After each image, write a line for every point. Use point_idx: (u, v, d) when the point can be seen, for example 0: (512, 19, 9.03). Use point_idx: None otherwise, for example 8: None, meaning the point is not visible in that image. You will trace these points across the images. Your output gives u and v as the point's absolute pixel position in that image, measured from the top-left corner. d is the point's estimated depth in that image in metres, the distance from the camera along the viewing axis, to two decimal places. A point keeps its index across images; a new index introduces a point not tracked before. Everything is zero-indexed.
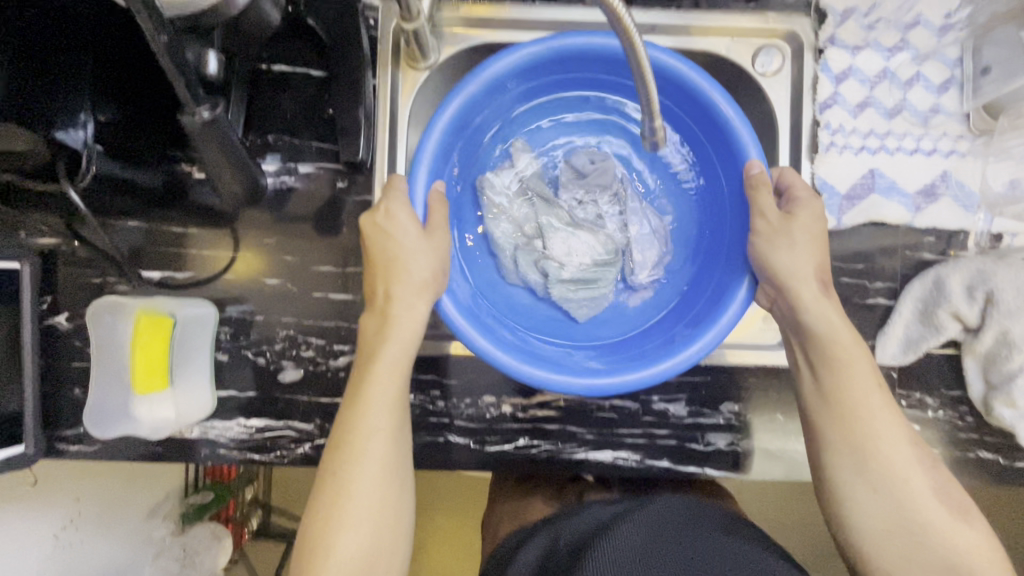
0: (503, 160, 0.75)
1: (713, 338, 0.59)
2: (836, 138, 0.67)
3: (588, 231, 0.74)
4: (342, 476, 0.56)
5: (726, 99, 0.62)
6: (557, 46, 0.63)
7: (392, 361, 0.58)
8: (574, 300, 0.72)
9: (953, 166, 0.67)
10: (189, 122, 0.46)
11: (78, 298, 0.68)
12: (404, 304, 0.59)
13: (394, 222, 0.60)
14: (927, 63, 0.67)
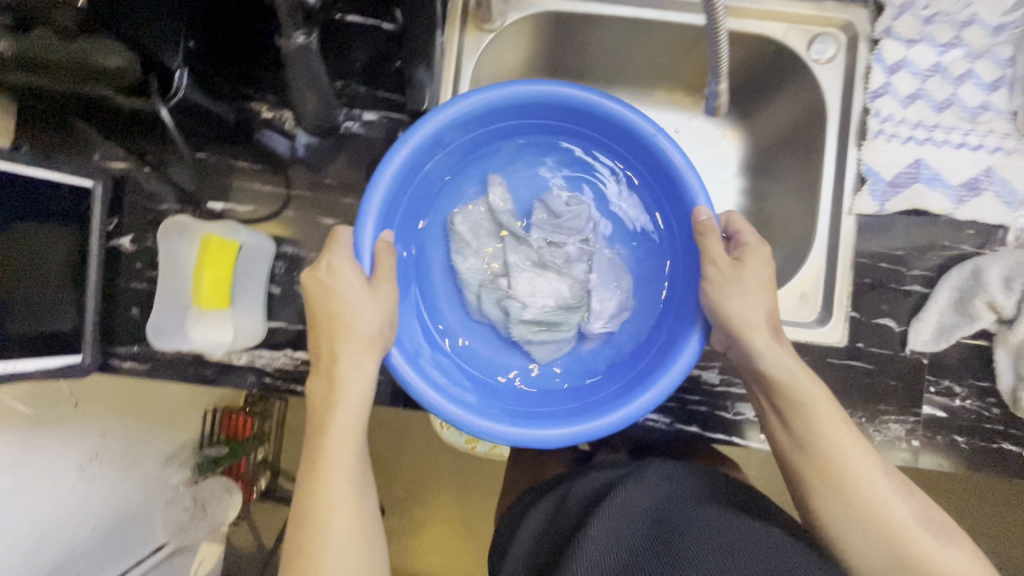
0: (474, 194, 0.75)
1: (667, 384, 0.61)
2: (885, 126, 0.69)
3: (554, 273, 0.74)
4: (311, 547, 0.54)
5: (682, 158, 0.64)
6: (512, 94, 0.64)
7: (343, 424, 0.59)
8: (537, 340, 0.72)
9: (998, 163, 0.68)
10: (284, 45, 0.49)
11: (144, 222, 0.71)
12: (351, 363, 0.59)
13: (339, 284, 0.60)
14: (979, 61, 0.69)
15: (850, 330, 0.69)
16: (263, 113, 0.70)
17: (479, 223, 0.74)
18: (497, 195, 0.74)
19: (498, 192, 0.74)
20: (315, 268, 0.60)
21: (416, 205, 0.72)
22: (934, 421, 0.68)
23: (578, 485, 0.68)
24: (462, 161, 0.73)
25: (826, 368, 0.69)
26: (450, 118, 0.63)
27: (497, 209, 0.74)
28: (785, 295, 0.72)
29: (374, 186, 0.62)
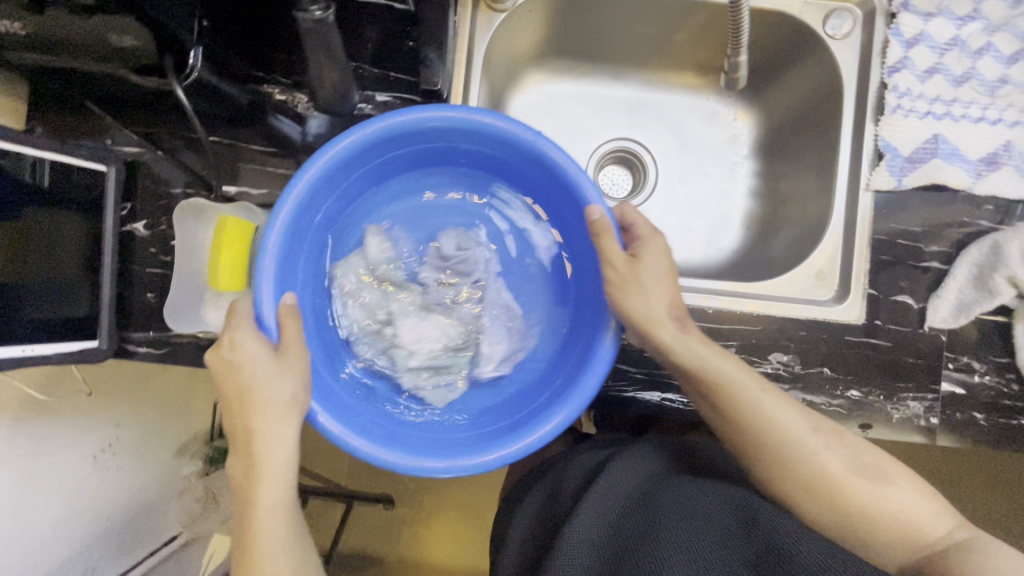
0: (355, 242, 0.69)
1: (571, 411, 0.57)
2: (903, 101, 0.68)
3: (441, 315, 0.70)
4: None
5: (571, 160, 0.60)
6: (398, 123, 0.59)
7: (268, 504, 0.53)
8: (429, 388, 0.67)
9: (1016, 137, 0.68)
10: (302, 21, 0.48)
11: (158, 206, 0.71)
12: (270, 436, 0.54)
13: (244, 360, 0.55)
14: (998, 34, 0.68)
15: (868, 307, 0.69)
16: (276, 95, 0.70)
17: (362, 273, 0.68)
18: (376, 241, 0.68)
19: (379, 237, 0.69)
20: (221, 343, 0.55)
21: (305, 263, 0.65)
22: (953, 397, 0.67)
23: (570, 469, 0.68)
24: (342, 210, 0.67)
25: (845, 345, 0.68)
26: (328, 161, 0.58)
27: (378, 256, 0.68)
28: (801, 273, 0.71)
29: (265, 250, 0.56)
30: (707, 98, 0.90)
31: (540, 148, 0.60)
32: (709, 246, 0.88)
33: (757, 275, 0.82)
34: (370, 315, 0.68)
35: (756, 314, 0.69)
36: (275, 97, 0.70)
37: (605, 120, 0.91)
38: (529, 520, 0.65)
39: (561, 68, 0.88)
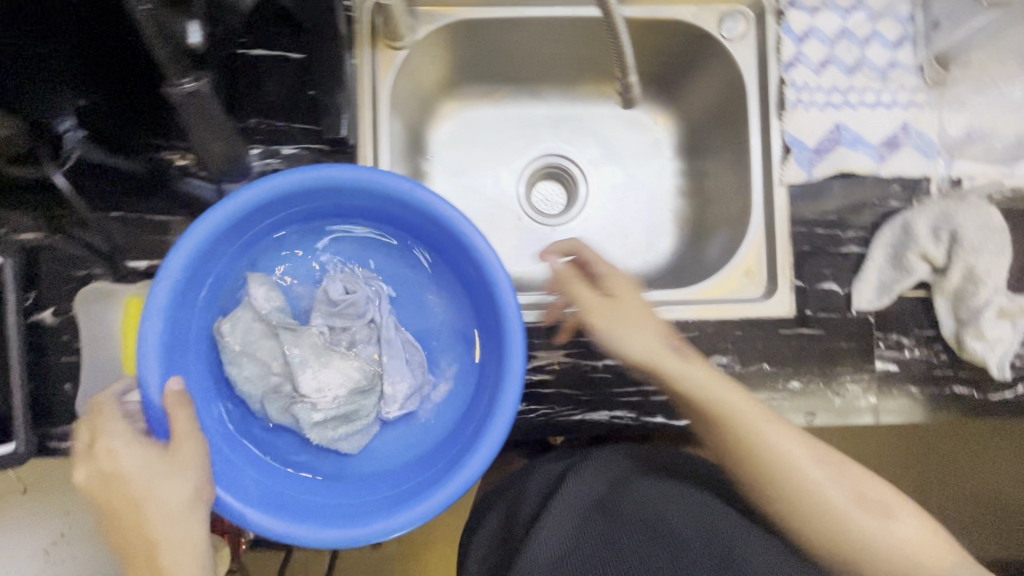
0: (239, 294, 0.64)
1: (486, 455, 0.58)
2: (801, 95, 0.70)
3: (343, 357, 0.64)
4: None
5: (457, 214, 0.59)
6: (280, 183, 0.57)
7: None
8: (340, 438, 0.64)
9: (913, 118, 0.70)
10: (172, 95, 0.47)
11: (64, 291, 0.67)
12: (168, 544, 0.50)
13: (121, 465, 0.51)
14: (882, 21, 0.71)
15: (797, 298, 0.70)
16: (177, 162, 0.66)
17: (252, 326, 0.62)
18: (263, 291, 0.63)
19: (266, 285, 0.63)
20: (93, 454, 0.52)
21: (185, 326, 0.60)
22: (888, 375, 0.69)
23: (530, 485, 0.67)
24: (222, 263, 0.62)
25: (782, 338, 0.70)
26: (208, 229, 0.56)
27: (266, 305, 0.63)
28: (732, 275, 0.72)
29: (149, 320, 0.54)
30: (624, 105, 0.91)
31: (422, 199, 0.59)
32: (646, 253, 0.89)
33: (691, 277, 0.85)
34: (266, 370, 0.63)
35: (691, 319, 0.70)
36: (179, 164, 0.66)
37: (526, 139, 0.91)
38: (491, 540, 0.66)
39: (476, 94, 0.88)
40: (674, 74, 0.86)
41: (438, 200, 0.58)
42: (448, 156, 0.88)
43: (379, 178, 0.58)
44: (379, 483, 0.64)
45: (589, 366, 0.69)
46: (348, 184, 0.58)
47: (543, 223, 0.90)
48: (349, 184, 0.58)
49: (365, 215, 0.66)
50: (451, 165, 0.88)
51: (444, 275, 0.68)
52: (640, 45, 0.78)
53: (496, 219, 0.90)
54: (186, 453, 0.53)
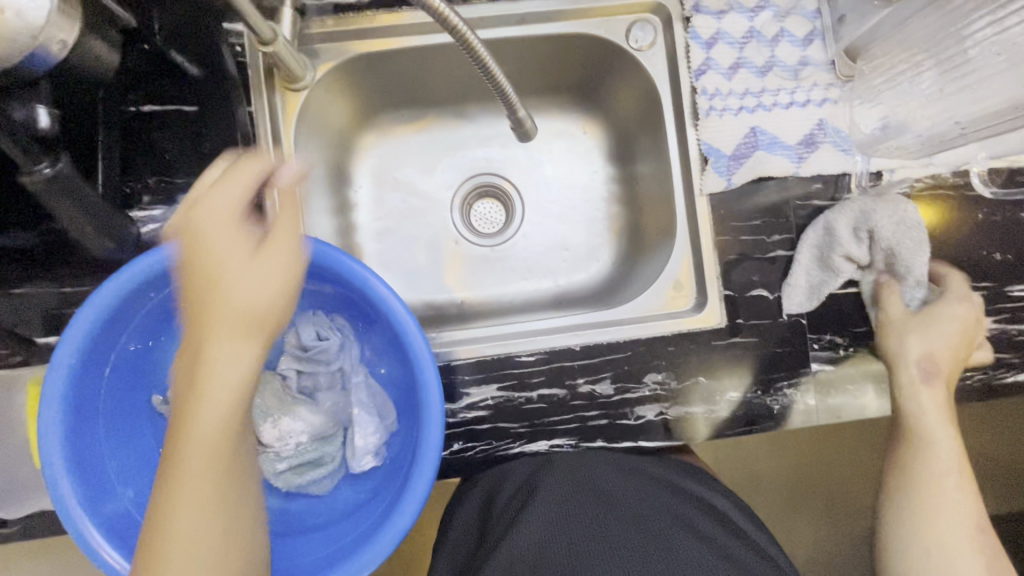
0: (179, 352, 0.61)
1: (412, 509, 0.56)
2: (714, 102, 0.69)
3: (305, 406, 0.65)
4: (162, 507, 0.42)
5: (366, 267, 0.58)
6: (170, 253, 0.53)
7: (194, 465, 0.42)
8: (305, 483, 0.64)
9: (827, 114, 0.69)
10: (30, 182, 0.45)
11: None
12: (214, 375, 0.42)
13: (227, 344, 0.43)
14: (789, 19, 0.70)
15: (727, 308, 0.69)
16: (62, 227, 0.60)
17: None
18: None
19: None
20: (212, 290, 0.44)
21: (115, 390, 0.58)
22: (825, 376, 0.69)
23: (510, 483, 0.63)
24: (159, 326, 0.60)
25: (717, 348, 0.69)
26: (116, 294, 0.53)
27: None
28: (660, 289, 0.72)
29: (47, 404, 0.51)
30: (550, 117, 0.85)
31: (330, 251, 0.58)
32: (587, 265, 0.86)
33: (615, 295, 0.82)
34: None
35: (622, 340, 0.69)
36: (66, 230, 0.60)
37: (452, 164, 0.88)
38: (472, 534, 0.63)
39: (396, 121, 0.86)
40: (594, 83, 0.80)
41: (353, 262, 0.58)
42: (378, 188, 0.86)
43: None
44: (334, 531, 0.62)
45: (524, 398, 0.68)
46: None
47: (480, 244, 0.88)
48: None
49: None
50: (381, 197, 0.86)
51: (382, 326, 0.64)
52: (555, 58, 0.76)
53: (430, 246, 0.87)
54: (233, 331, 0.43)
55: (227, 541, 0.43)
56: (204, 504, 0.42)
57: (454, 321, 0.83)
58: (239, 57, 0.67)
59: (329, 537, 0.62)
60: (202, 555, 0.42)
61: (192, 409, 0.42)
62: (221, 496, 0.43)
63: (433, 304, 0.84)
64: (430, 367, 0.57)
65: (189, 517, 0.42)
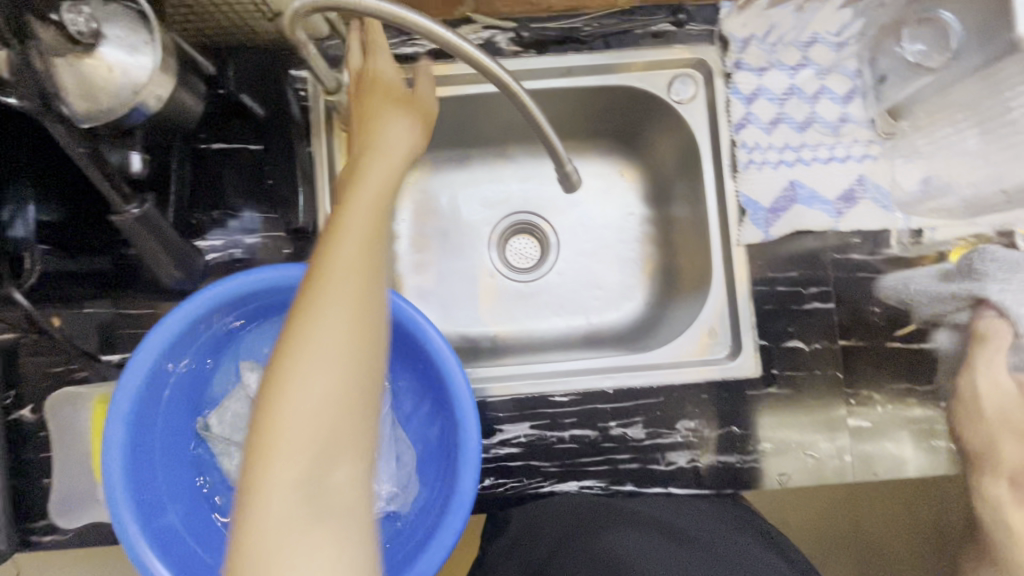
0: (228, 379, 0.65)
1: (440, 551, 0.58)
2: (753, 155, 0.71)
3: None
4: (313, 285, 0.41)
5: (416, 311, 0.61)
6: (233, 287, 0.57)
7: (350, 236, 0.43)
8: None
9: (867, 170, 0.70)
10: (120, 221, 0.49)
11: (39, 389, 0.68)
12: (378, 123, 0.52)
13: (369, 167, 0.48)
14: (830, 76, 0.71)
15: (762, 359, 0.70)
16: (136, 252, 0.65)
17: (239, 413, 0.64)
18: (253, 377, 0.64)
19: (257, 371, 0.64)
20: (360, 149, 0.50)
21: (169, 410, 0.61)
22: (861, 431, 0.68)
23: (549, 519, 0.63)
24: (216, 351, 0.64)
25: (751, 397, 0.69)
26: (182, 320, 0.56)
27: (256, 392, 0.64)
28: (695, 335, 0.72)
29: (111, 418, 0.55)
30: (589, 159, 0.87)
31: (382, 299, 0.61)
32: (620, 304, 0.87)
33: (649, 337, 0.83)
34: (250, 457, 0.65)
35: (655, 386, 0.70)
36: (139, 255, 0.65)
37: (492, 201, 0.91)
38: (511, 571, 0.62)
39: (441, 159, 0.89)
40: (635, 129, 0.82)
41: (409, 306, 0.60)
42: (419, 222, 0.89)
43: None
44: None
45: (556, 437, 0.69)
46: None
47: (517, 279, 0.90)
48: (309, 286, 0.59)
49: None
50: (422, 231, 0.89)
51: (421, 370, 0.66)
52: (597, 106, 0.78)
53: (467, 278, 0.89)
54: (376, 177, 0.48)
55: (367, 354, 0.41)
56: (350, 310, 0.40)
57: (488, 354, 0.85)
58: (302, 101, 0.72)
59: None
60: (347, 359, 0.39)
61: (333, 230, 0.43)
62: (366, 310, 0.41)
63: (468, 336, 0.86)
64: (470, 409, 0.59)
65: (336, 322, 0.39)
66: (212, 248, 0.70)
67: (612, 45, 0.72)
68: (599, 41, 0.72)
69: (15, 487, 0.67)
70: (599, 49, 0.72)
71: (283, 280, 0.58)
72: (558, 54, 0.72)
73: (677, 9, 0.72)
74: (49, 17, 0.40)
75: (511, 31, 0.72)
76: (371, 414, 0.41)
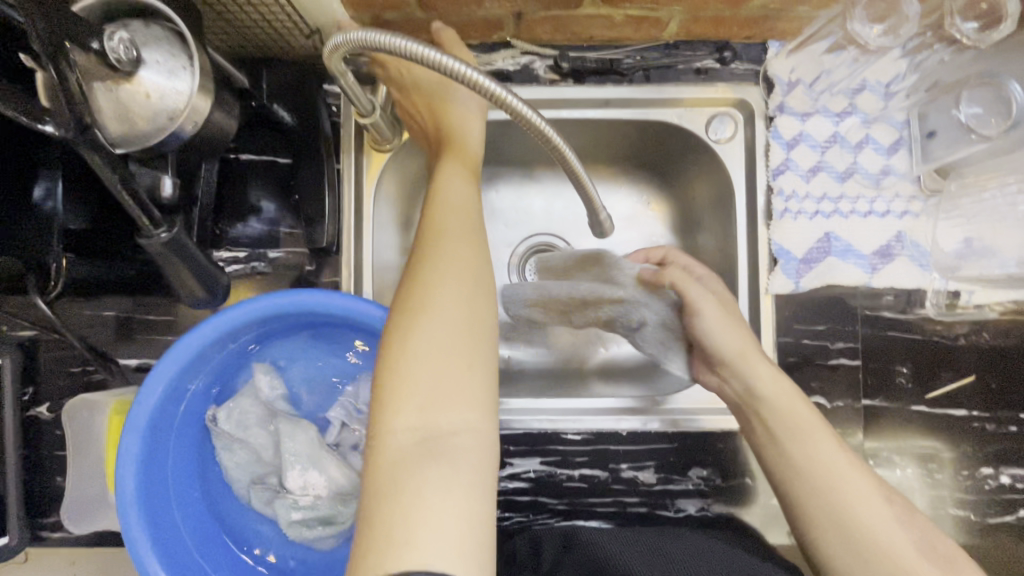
0: (247, 382, 0.66)
1: None
2: (790, 204, 0.69)
3: (336, 460, 0.64)
4: (424, 250, 0.45)
5: None
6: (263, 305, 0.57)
7: (450, 207, 0.49)
8: (313, 538, 0.63)
9: (907, 227, 0.68)
10: (149, 243, 0.50)
11: (57, 387, 0.68)
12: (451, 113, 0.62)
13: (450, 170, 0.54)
14: (876, 126, 0.69)
15: None
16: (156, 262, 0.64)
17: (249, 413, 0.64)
18: (267, 380, 0.65)
19: (271, 375, 0.65)
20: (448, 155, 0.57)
21: (187, 409, 0.62)
22: None
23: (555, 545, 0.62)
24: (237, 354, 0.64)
25: None
26: (208, 332, 0.57)
27: (269, 396, 0.65)
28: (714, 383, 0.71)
29: (133, 417, 0.56)
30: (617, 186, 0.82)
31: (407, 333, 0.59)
32: None
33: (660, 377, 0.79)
34: (257, 458, 0.65)
35: (670, 431, 0.69)
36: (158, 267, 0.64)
37: (514, 222, 0.89)
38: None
39: None
40: (667, 163, 0.79)
41: None
42: None
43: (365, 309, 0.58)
44: None
45: (565, 475, 0.69)
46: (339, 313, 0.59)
47: None
48: (336, 310, 0.58)
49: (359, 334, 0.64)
50: None
51: None
52: (630, 139, 0.76)
53: None
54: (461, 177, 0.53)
55: (473, 307, 0.43)
56: (457, 270, 0.44)
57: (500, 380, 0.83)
58: (334, 117, 0.71)
59: None
60: (457, 314, 0.42)
61: (435, 216, 0.48)
62: (472, 270, 0.44)
63: None
64: None
65: (447, 276, 0.43)
66: (235, 259, 0.70)
67: (653, 79, 0.70)
68: (638, 74, 0.70)
69: (29, 482, 0.68)
70: (638, 82, 0.70)
71: (311, 302, 0.58)
72: (596, 85, 0.70)
73: (721, 47, 0.70)
74: (91, 46, 0.40)
75: (550, 58, 0.70)
76: (483, 361, 0.42)
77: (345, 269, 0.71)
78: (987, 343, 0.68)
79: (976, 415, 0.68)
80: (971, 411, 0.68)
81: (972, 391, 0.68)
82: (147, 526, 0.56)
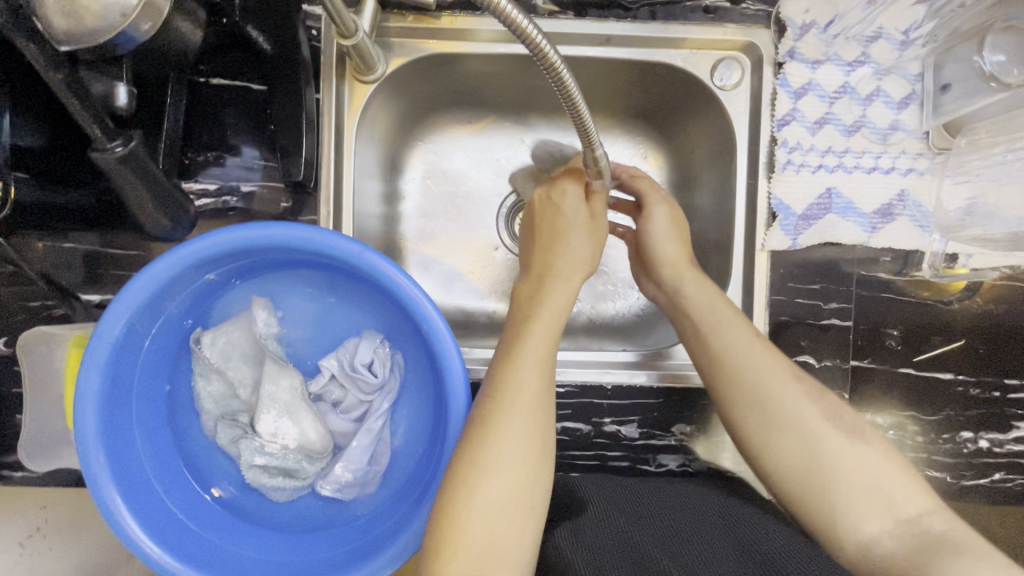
0: (236, 314, 0.63)
1: (385, 563, 0.54)
2: (793, 156, 0.66)
3: (311, 412, 0.61)
4: (497, 404, 0.51)
5: (430, 300, 0.55)
6: (256, 237, 0.54)
7: (532, 355, 0.54)
8: (271, 485, 0.61)
9: (911, 185, 0.66)
10: (102, 159, 0.47)
11: (14, 322, 0.64)
12: (573, 232, 0.62)
13: (556, 286, 0.59)
14: (888, 78, 0.66)
15: None
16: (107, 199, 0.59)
17: (235, 342, 0.62)
18: (264, 316, 0.62)
19: (269, 312, 0.63)
20: (550, 275, 0.60)
21: (161, 333, 0.59)
22: None
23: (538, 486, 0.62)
24: (228, 280, 0.62)
25: None
26: (189, 255, 0.53)
27: (261, 333, 0.62)
28: None
29: (99, 336, 0.52)
30: (614, 137, 0.79)
31: (407, 286, 0.55)
32: (626, 294, 0.80)
33: (647, 336, 0.76)
34: (231, 392, 0.62)
35: (656, 386, 0.67)
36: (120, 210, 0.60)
37: (505, 169, 0.84)
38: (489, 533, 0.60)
39: (453, 120, 0.82)
40: (667, 113, 0.75)
41: (424, 297, 0.55)
42: (428, 184, 0.82)
43: (363, 256, 0.54)
44: (279, 545, 0.60)
45: None
46: (335, 254, 0.55)
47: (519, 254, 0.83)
48: (329, 253, 0.55)
49: (356, 280, 0.62)
50: (429, 194, 0.82)
51: (424, 367, 0.63)
52: (630, 84, 0.72)
53: (468, 249, 0.83)
54: (549, 318, 0.57)
55: (530, 471, 0.50)
56: (517, 466, 0.50)
57: (484, 332, 0.79)
58: (313, 42, 0.66)
59: (273, 547, 0.59)
60: (515, 480, 0.49)
61: (515, 359, 0.54)
62: (521, 490, 0.49)
63: (464, 310, 0.81)
64: (461, 400, 0.54)
65: (511, 443, 0.50)
66: (204, 193, 0.66)
67: (659, 16, 0.65)
68: (643, 10, 0.65)
69: None
70: (642, 19, 0.65)
71: (301, 241, 0.55)
72: (598, 20, 0.65)
73: None
74: None
75: None
76: (533, 514, 0.50)
77: (325, 208, 0.67)
78: (979, 308, 0.67)
79: (961, 379, 0.67)
80: (957, 375, 0.67)
81: (959, 356, 0.67)
82: (104, 446, 0.54)
